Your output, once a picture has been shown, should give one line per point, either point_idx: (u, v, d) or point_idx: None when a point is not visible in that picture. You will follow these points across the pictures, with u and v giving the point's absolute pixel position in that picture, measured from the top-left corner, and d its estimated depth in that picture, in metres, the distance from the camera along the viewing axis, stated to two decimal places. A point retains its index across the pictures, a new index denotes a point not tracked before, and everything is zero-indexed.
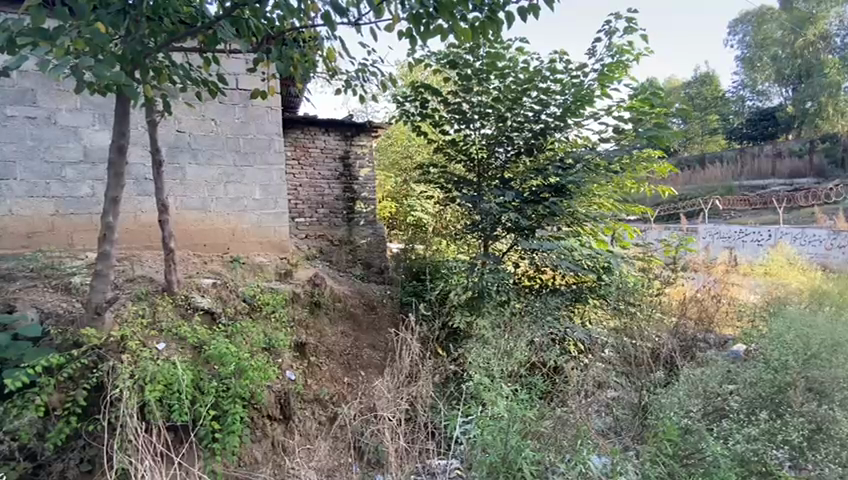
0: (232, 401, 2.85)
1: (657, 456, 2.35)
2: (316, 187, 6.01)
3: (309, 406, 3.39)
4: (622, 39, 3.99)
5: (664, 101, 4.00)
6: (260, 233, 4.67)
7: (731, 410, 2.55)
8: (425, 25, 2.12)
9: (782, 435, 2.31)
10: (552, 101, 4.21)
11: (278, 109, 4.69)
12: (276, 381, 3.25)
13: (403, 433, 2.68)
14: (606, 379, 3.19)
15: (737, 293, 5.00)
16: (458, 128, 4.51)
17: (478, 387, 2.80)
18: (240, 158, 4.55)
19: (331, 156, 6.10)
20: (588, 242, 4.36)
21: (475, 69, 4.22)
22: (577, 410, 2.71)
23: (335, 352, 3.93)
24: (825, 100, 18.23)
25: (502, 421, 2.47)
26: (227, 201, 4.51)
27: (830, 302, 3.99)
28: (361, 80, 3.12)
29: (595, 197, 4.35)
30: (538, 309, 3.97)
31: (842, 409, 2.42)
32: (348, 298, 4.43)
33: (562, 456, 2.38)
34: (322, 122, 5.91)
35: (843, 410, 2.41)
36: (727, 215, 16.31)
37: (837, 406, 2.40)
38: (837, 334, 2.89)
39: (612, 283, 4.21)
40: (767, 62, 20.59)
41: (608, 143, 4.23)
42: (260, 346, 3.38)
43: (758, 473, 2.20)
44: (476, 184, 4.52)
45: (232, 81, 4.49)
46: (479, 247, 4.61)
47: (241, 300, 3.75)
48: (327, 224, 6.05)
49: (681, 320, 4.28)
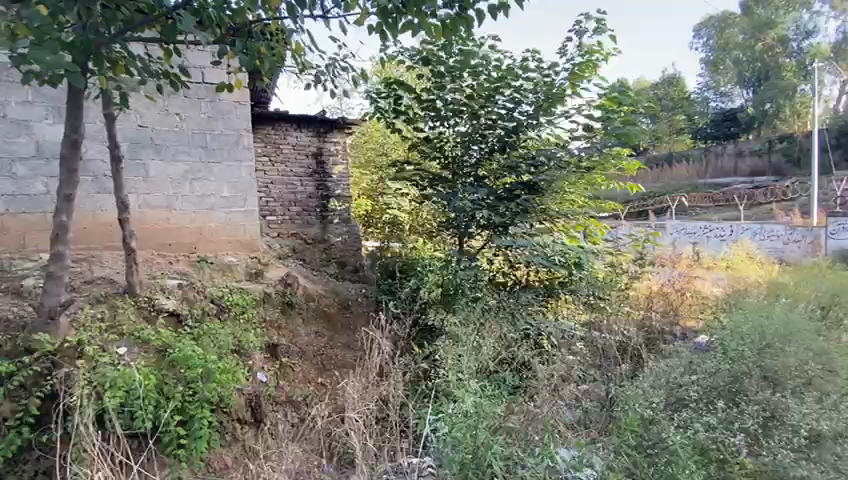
0: (199, 406, 2.74)
1: (620, 448, 2.43)
2: (287, 184, 5.86)
3: (281, 408, 3.28)
4: (592, 39, 4.06)
5: (633, 100, 4.10)
6: (228, 232, 4.52)
7: (690, 400, 2.62)
8: (392, 17, 2.07)
9: (738, 422, 2.40)
10: (524, 99, 4.23)
11: (247, 103, 4.57)
12: (246, 383, 3.15)
13: (374, 434, 2.67)
14: (569, 374, 3.28)
15: (701, 287, 5.13)
16: (432, 125, 4.49)
17: (449, 385, 2.86)
18: (208, 154, 4.39)
19: (303, 153, 5.98)
20: (560, 238, 4.40)
21: (448, 66, 4.24)
22: (545, 404, 2.78)
23: (308, 352, 3.85)
24: (782, 102, 19.75)
25: (468, 418, 2.46)
26: (194, 199, 4.35)
27: (786, 293, 4.16)
28: (332, 75, 3.02)
29: (567, 195, 4.40)
30: (509, 306, 4.01)
31: (794, 396, 2.53)
32: (322, 298, 4.37)
33: (532, 451, 2.37)
34: (293, 117, 5.79)
35: (795, 397, 2.52)
36: (693, 212, 17.00)
37: (789, 394, 2.50)
38: (790, 324, 2.99)
39: (584, 278, 4.31)
40: (730, 64, 21.95)
41: (579, 141, 4.26)
42: (229, 348, 3.27)
43: (717, 462, 2.26)
44: (450, 181, 4.48)
45: (197, 75, 4.33)
46: (453, 243, 4.62)
47: (209, 301, 3.63)
48: (300, 222, 5.90)
49: (647, 314, 4.38)
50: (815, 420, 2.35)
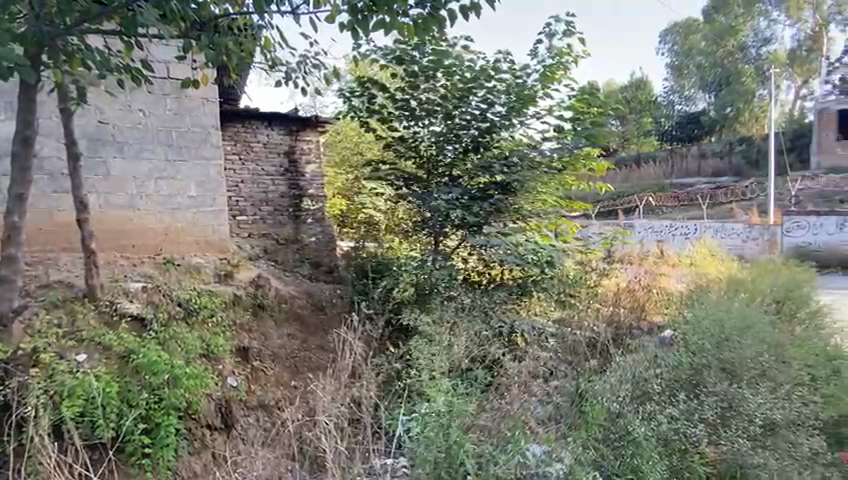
0: (165, 413, 2.66)
1: (587, 441, 2.48)
2: (258, 183, 5.73)
3: (253, 413, 3.17)
4: (562, 42, 4.15)
5: (601, 102, 4.25)
6: (195, 233, 4.36)
7: (654, 393, 2.67)
8: (362, 15, 2.05)
9: (697, 413, 2.51)
10: (497, 100, 4.26)
11: (214, 100, 4.41)
12: (215, 388, 3.05)
13: (342, 434, 2.63)
14: (538, 370, 3.36)
15: (666, 283, 5.25)
16: (406, 125, 4.45)
17: (422, 385, 2.89)
18: (174, 152, 4.24)
19: (274, 151, 5.84)
20: (533, 237, 4.46)
21: (421, 66, 4.26)
22: (513, 402, 2.82)
23: (280, 355, 3.75)
24: (742, 106, 21.16)
25: (439, 416, 2.42)
26: (159, 199, 4.18)
27: (744, 289, 4.34)
28: (303, 72, 2.94)
29: (540, 195, 4.45)
30: (482, 304, 4.02)
31: (751, 387, 2.61)
32: (295, 299, 4.28)
33: (503, 447, 2.39)
34: (264, 115, 5.66)
35: (752, 388, 2.60)
36: (660, 211, 17.67)
37: (746, 386, 2.58)
38: (746, 319, 3.10)
39: (555, 275, 4.42)
40: (693, 70, 22.97)
41: (550, 142, 4.35)
42: (197, 352, 3.16)
43: (678, 451, 2.40)
44: (424, 181, 4.50)
45: (161, 70, 4.17)
46: (428, 242, 4.61)
47: (175, 304, 3.48)
48: (272, 222, 5.79)
49: (615, 310, 4.49)
50: (769, 410, 2.48)
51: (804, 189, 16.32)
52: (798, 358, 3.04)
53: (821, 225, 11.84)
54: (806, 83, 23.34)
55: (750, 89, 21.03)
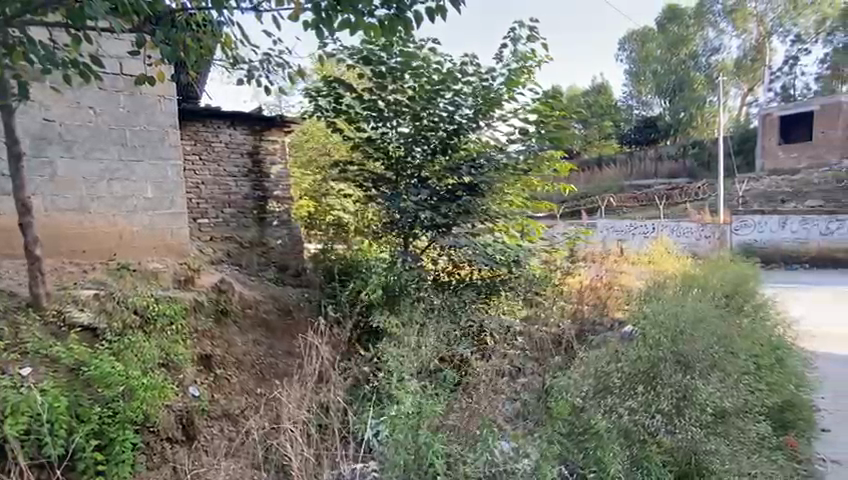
0: (119, 428, 2.50)
1: (554, 438, 2.52)
2: (221, 184, 5.55)
3: (217, 423, 3.09)
4: (526, 46, 4.28)
5: (563, 104, 4.32)
6: (152, 236, 4.17)
7: (614, 387, 2.71)
8: (326, 14, 2.01)
9: (655, 404, 2.58)
10: (463, 103, 4.31)
11: (172, 98, 4.24)
12: (176, 400, 2.95)
13: (305, 441, 2.53)
14: (506, 369, 3.41)
15: (626, 279, 5.53)
16: (374, 126, 4.43)
17: (391, 387, 2.88)
18: (128, 152, 4.03)
19: (237, 152, 5.68)
20: (500, 238, 4.53)
21: (389, 67, 4.23)
22: (482, 402, 2.80)
23: (246, 362, 3.68)
24: (694, 111, 22.44)
25: (409, 418, 2.44)
26: (112, 200, 3.96)
27: (698, 284, 4.54)
28: (266, 71, 2.83)
29: (507, 196, 4.52)
30: (451, 304, 4.07)
31: (702, 379, 2.69)
32: (260, 304, 4.22)
33: (472, 446, 2.35)
34: (226, 114, 5.50)
35: (703, 379, 2.69)
36: (620, 211, 18.47)
37: (697, 376, 2.67)
38: (698, 311, 3.28)
39: (523, 275, 4.49)
40: (649, 77, 24.19)
41: (516, 144, 4.43)
42: (155, 362, 3.02)
43: (638, 442, 2.50)
44: (393, 182, 4.49)
45: (112, 66, 3.95)
46: (398, 243, 4.57)
47: (130, 311, 3.29)
48: (235, 225, 5.62)
49: (579, 307, 4.68)
50: (719, 399, 2.64)
51: (750, 190, 17.44)
52: (746, 349, 3.22)
53: (765, 224, 12.70)
54: (751, 91, 24.97)
55: (701, 95, 22.28)
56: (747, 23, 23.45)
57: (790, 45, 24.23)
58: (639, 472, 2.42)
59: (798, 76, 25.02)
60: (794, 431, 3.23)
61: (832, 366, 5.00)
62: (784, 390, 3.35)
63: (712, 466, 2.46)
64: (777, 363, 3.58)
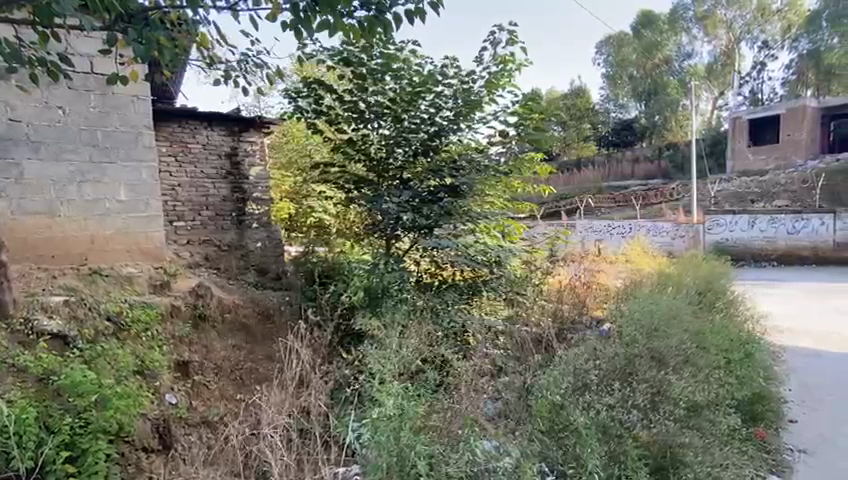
0: (92, 438, 2.38)
1: (533, 435, 2.50)
2: (197, 187, 5.44)
3: (194, 430, 3.05)
4: (506, 50, 4.25)
5: (543, 107, 4.36)
6: (126, 240, 4.02)
7: (592, 383, 2.72)
8: (305, 14, 1.95)
9: (631, 400, 2.61)
10: (444, 105, 4.33)
11: (146, 98, 4.14)
12: (151, 408, 2.90)
13: (286, 445, 2.50)
14: (488, 369, 3.42)
15: (605, 279, 5.65)
16: (355, 128, 4.41)
17: (372, 390, 2.82)
18: (99, 154, 3.90)
19: (215, 153, 5.58)
20: (483, 238, 4.47)
21: (369, 68, 4.20)
22: (464, 401, 2.73)
23: (224, 368, 3.62)
24: (668, 114, 23.12)
25: (391, 420, 2.39)
26: (82, 204, 3.83)
27: (673, 282, 4.69)
28: (244, 71, 2.78)
29: (488, 197, 4.57)
30: (433, 305, 4.11)
31: (675, 373, 2.83)
32: (240, 308, 4.12)
33: (454, 447, 2.31)
34: (203, 115, 5.39)
35: (676, 374, 2.83)
36: (599, 212, 18.88)
37: (671, 372, 2.80)
38: (668, 309, 3.48)
39: (505, 275, 4.49)
40: (626, 80, 24.81)
41: (496, 147, 4.51)
42: (131, 370, 2.97)
43: (615, 436, 2.46)
44: (375, 184, 4.49)
45: (83, 65, 3.84)
46: (380, 245, 4.57)
47: (103, 318, 3.24)
48: (213, 228, 5.51)
49: (558, 305, 4.78)
50: (691, 393, 2.71)
51: (722, 190, 18.05)
52: (715, 344, 3.38)
53: (735, 223, 13.18)
54: (722, 95, 25.87)
55: (675, 99, 22.97)
56: (717, 29, 24.31)
57: (758, 51, 25.22)
58: (617, 467, 2.37)
59: (765, 81, 26.05)
60: (763, 423, 3.36)
61: (798, 359, 5.22)
62: (753, 383, 3.47)
63: (687, 458, 2.45)
64: (747, 357, 3.72)
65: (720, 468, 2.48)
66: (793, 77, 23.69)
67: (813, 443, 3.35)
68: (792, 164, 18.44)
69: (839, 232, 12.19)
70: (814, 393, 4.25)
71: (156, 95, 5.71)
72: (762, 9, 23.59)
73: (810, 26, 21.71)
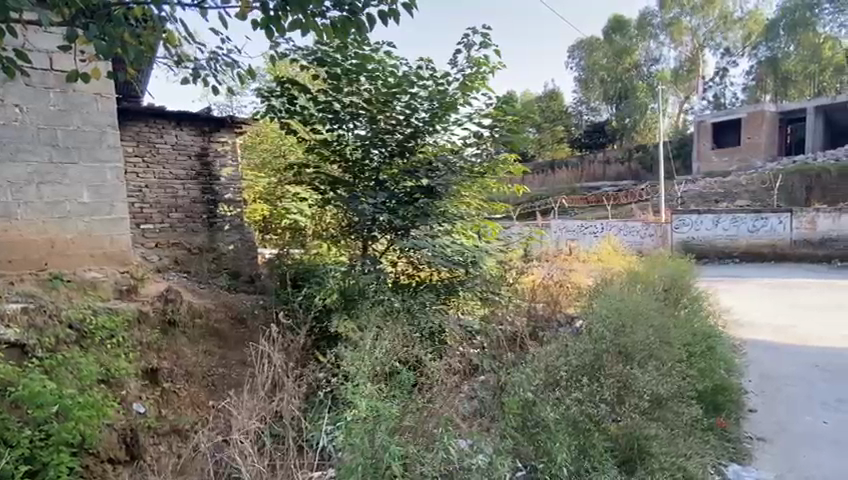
0: (54, 451, 2.29)
1: (506, 431, 2.51)
2: (166, 188, 5.29)
3: (164, 440, 2.93)
4: (479, 53, 4.28)
5: (517, 109, 4.43)
6: (89, 244, 3.88)
7: (561, 379, 2.80)
8: (275, 13, 1.94)
9: (598, 394, 2.70)
10: (420, 106, 4.32)
11: (110, 96, 4.00)
12: (118, 418, 2.79)
13: (256, 451, 2.42)
14: (460, 368, 3.49)
15: (579, 278, 5.80)
16: (330, 128, 4.38)
17: (346, 393, 2.76)
18: (60, 154, 3.74)
19: (184, 153, 5.43)
20: (459, 239, 4.53)
21: (344, 69, 4.15)
22: (437, 401, 2.72)
23: (196, 374, 3.52)
24: (638, 117, 23.86)
25: (365, 423, 2.35)
26: (41, 205, 3.66)
27: (641, 280, 4.85)
28: (213, 71, 2.68)
29: (463, 197, 4.61)
30: (409, 305, 4.04)
31: (640, 367, 2.96)
32: (210, 313, 4.06)
33: (428, 446, 2.30)
34: (171, 114, 5.24)
35: (640, 367, 2.95)
36: (573, 212, 19.34)
37: (636, 366, 2.92)
38: (635, 307, 3.62)
39: (479, 274, 4.47)
40: (597, 83, 25.47)
41: (471, 148, 4.52)
42: (95, 378, 2.85)
43: (585, 431, 2.52)
44: (351, 184, 4.43)
45: (41, 61, 3.68)
46: (356, 248, 4.59)
47: (64, 326, 3.07)
48: (183, 230, 5.38)
49: (532, 305, 4.87)
50: (656, 386, 2.79)
51: (688, 190, 18.76)
52: (678, 337, 3.52)
53: (700, 222, 13.74)
54: (688, 99, 26.88)
55: (644, 102, 23.69)
56: (683, 36, 25.14)
57: (720, 57, 26.33)
58: (586, 460, 2.40)
59: (726, 86, 27.27)
60: (724, 413, 3.49)
61: (757, 351, 5.48)
62: (714, 375, 3.61)
63: (652, 449, 2.51)
64: (708, 350, 3.88)
65: (685, 458, 2.57)
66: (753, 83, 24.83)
67: (771, 431, 3.53)
68: (752, 165, 19.34)
69: (795, 231, 12.86)
70: (771, 383, 4.48)
71: (120, 93, 5.50)
72: (724, 18, 24.54)
73: (768, 34, 22.84)
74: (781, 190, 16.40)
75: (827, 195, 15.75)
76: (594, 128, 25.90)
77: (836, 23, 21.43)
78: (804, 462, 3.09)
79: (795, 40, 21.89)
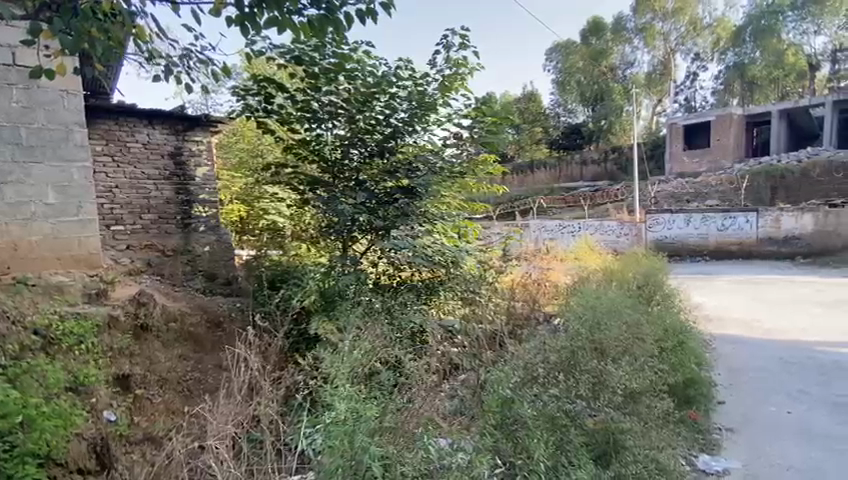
0: (18, 463, 2.14)
1: (486, 430, 2.48)
2: (137, 188, 5.15)
3: (137, 449, 2.79)
4: (458, 54, 4.30)
5: (498, 111, 4.47)
6: (56, 247, 3.73)
7: (539, 376, 2.84)
8: (251, 10, 1.91)
9: (574, 390, 2.75)
10: (399, 107, 4.31)
11: (77, 92, 3.85)
12: (87, 428, 2.69)
13: (231, 457, 2.36)
14: (441, 368, 3.49)
15: (557, 276, 5.97)
16: (308, 128, 4.34)
17: (325, 394, 2.74)
18: (23, 153, 3.59)
19: (157, 153, 5.29)
20: (440, 239, 4.51)
21: (322, 68, 4.08)
22: (420, 401, 2.73)
23: (170, 380, 3.42)
24: (613, 119, 24.44)
25: (344, 425, 2.31)
26: (3, 207, 3.50)
27: (616, 279, 5.03)
28: (187, 68, 2.60)
29: (444, 197, 4.59)
30: (390, 304, 4.08)
31: (615, 362, 3.04)
32: (187, 317, 3.95)
33: (408, 447, 2.27)
34: (143, 112, 5.09)
35: (616, 363, 3.03)
36: (551, 212, 19.68)
37: (611, 362, 3.00)
38: (610, 305, 3.73)
39: (460, 274, 4.53)
40: (574, 86, 25.96)
41: (451, 149, 4.53)
42: (61, 387, 2.74)
43: (563, 425, 2.54)
44: (330, 184, 4.40)
45: (3, 55, 3.52)
46: (336, 248, 4.52)
47: (29, 333, 3.00)
48: (156, 232, 5.26)
49: (512, 303, 4.93)
50: (628, 381, 2.85)
51: (661, 190, 19.34)
52: (651, 333, 3.63)
53: (672, 221, 14.24)
54: (660, 102, 27.71)
55: (619, 105, 24.28)
56: (656, 41, 25.74)
57: (690, 62, 27.18)
58: (562, 456, 2.42)
59: (697, 89, 28.18)
60: (695, 406, 3.62)
61: (725, 345, 5.71)
62: (686, 369, 3.72)
63: (627, 443, 2.57)
64: (679, 345, 4.01)
65: (658, 450, 2.65)
66: (722, 87, 25.75)
67: (739, 422, 3.67)
68: (721, 167, 20.08)
69: (761, 229, 13.30)
70: (738, 375, 4.67)
71: (88, 90, 5.30)
72: (693, 24, 25.26)
73: (735, 40, 23.69)
74: (748, 191, 17.09)
75: (790, 195, 16.47)
76: (571, 130, 26.43)
77: (798, 31, 22.41)
78: (769, 451, 3.22)
79: (758, 46, 22.78)
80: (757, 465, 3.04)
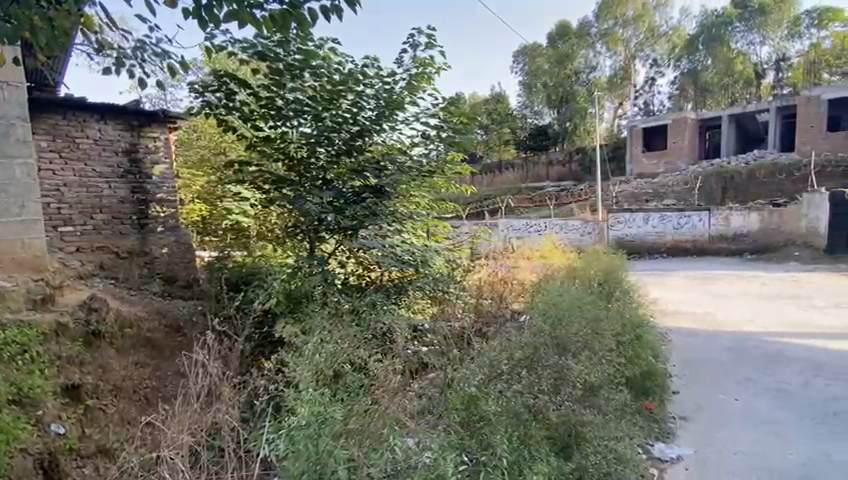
0: None
1: (451, 426, 2.53)
2: (89, 187, 4.87)
3: (89, 462, 2.75)
4: (425, 53, 4.31)
5: (463, 110, 4.57)
6: None
7: (503, 372, 2.89)
8: (208, 3, 1.83)
9: (537, 385, 2.81)
10: (366, 105, 4.28)
11: (19, 85, 3.66)
12: (33, 442, 2.54)
13: (189, 467, 2.27)
14: (409, 368, 3.54)
15: (525, 274, 6.09)
16: (273, 125, 4.23)
17: (288, 399, 2.67)
18: None
19: (110, 149, 5.01)
20: (409, 239, 4.54)
21: (287, 64, 3.99)
22: (387, 402, 2.70)
23: (125, 389, 3.27)
24: (578, 122, 25.20)
25: (306, 428, 2.26)
26: None
27: (579, 276, 5.19)
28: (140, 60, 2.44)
29: (413, 195, 4.59)
30: (358, 306, 4.03)
31: (575, 356, 3.14)
32: (143, 322, 3.82)
33: (374, 447, 2.25)
34: (94, 107, 4.84)
35: (575, 357, 3.13)
36: (519, 212, 20.05)
37: (570, 357, 3.08)
38: (573, 302, 3.83)
39: (430, 274, 4.50)
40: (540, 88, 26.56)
41: (418, 148, 4.56)
42: (5, 399, 2.54)
43: (526, 420, 2.61)
44: (297, 183, 4.28)
45: None
46: (303, 249, 4.46)
47: None
48: (109, 233, 4.99)
49: (479, 301, 5.00)
50: (586, 374, 2.97)
51: (623, 190, 20.11)
52: (609, 327, 3.77)
53: (632, 220, 14.83)
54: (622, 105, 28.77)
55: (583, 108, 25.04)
56: (618, 46, 26.69)
57: (649, 67, 28.36)
58: (526, 448, 2.46)
59: (656, 94, 29.44)
60: (651, 397, 3.79)
61: (681, 338, 5.99)
62: (643, 361, 3.88)
63: (587, 434, 2.67)
64: (637, 338, 4.18)
65: (616, 440, 2.76)
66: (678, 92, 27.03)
67: (691, 410, 3.88)
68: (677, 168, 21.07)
69: (712, 227, 14.11)
70: (694, 367, 4.89)
71: (31, 81, 4.97)
72: (651, 32, 26.40)
73: (689, 48, 24.93)
74: (701, 191, 18.08)
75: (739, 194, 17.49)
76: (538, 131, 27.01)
77: (745, 41, 23.82)
78: (717, 437, 3.40)
79: (710, 54, 24.02)
80: (707, 450, 3.22)
